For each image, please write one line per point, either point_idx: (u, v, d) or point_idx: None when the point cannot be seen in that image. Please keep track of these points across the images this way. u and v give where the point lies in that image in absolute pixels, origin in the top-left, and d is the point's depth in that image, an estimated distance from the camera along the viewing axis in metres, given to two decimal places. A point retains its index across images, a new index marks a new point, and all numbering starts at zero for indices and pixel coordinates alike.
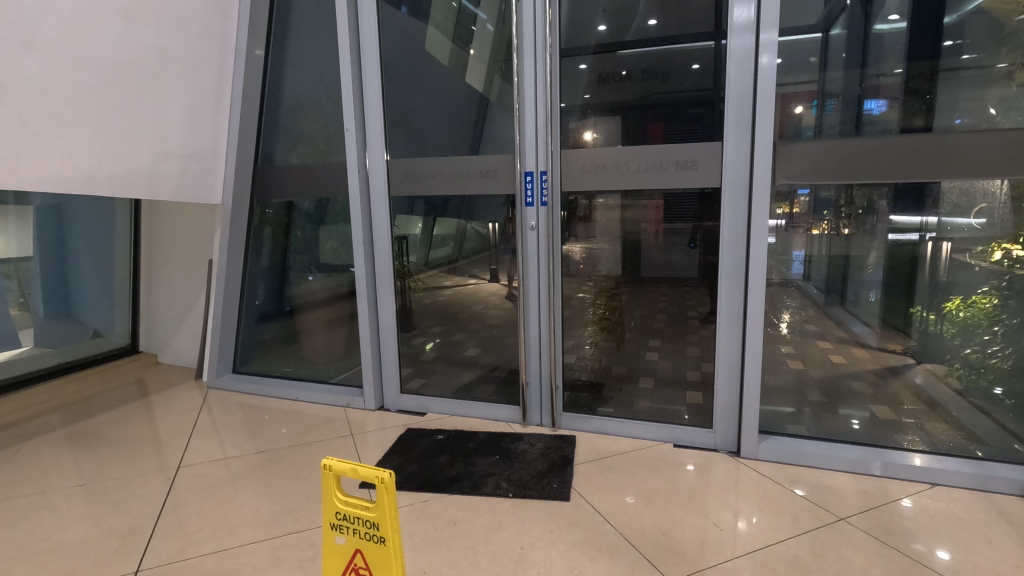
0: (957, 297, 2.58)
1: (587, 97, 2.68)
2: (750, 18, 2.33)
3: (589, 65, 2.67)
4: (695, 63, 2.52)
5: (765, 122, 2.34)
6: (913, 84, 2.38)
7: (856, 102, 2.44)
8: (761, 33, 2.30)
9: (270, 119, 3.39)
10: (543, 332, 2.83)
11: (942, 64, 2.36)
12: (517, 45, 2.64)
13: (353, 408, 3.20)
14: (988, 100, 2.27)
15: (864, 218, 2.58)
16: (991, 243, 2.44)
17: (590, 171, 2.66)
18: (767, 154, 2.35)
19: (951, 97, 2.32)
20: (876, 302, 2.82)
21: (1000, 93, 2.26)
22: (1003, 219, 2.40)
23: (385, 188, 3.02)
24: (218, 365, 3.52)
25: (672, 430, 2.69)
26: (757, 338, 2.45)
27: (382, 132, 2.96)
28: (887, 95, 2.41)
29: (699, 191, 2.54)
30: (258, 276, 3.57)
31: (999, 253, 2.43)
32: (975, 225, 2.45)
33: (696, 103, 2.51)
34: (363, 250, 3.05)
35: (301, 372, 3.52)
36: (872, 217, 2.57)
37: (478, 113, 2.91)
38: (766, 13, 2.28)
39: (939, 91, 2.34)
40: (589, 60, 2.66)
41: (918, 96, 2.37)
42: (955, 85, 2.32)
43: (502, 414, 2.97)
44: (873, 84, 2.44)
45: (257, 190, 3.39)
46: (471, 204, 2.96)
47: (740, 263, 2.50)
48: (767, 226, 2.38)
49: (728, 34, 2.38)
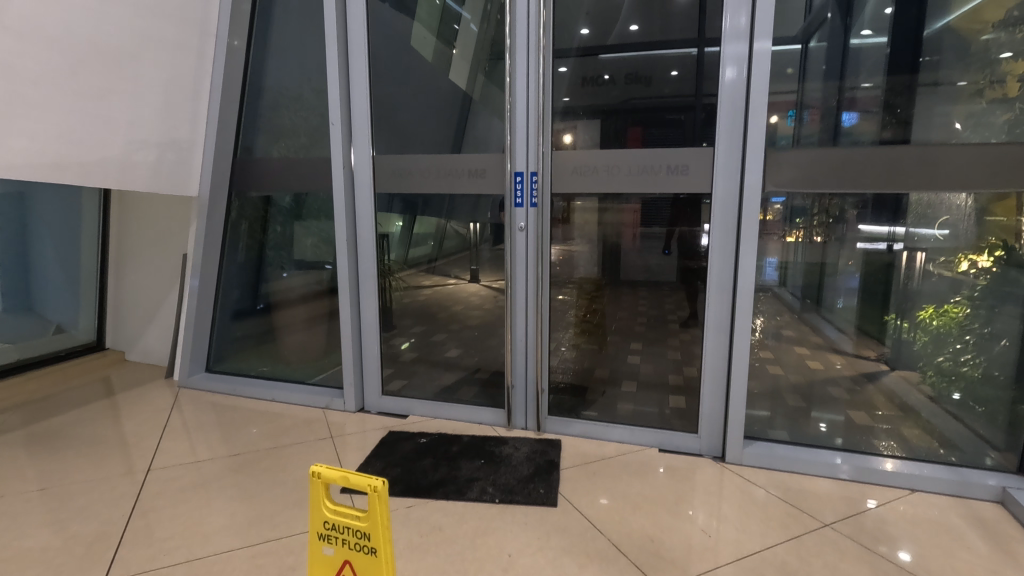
0: (928, 306, 2.64)
1: (568, 100, 2.68)
2: (746, 26, 2.34)
3: (570, 68, 2.67)
4: (674, 70, 2.58)
5: (757, 128, 2.35)
6: (890, 98, 2.43)
7: (835, 112, 2.47)
8: (755, 41, 2.31)
9: (250, 111, 3.25)
10: (530, 333, 2.80)
11: (921, 78, 2.40)
12: (510, 45, 2.60)
13: (332, 409, 3.08)
14: (956, 116, 2.32)
15: (835, 227, 2.70)
16: (957, 254, 2.49)
17: (580, 173, 2.63)
18: (757, 161, 2.37)
19: (924, 111, 2.37)
20: (850, 309, 2.90)
21: (968, 109, 2.31)
22: (967, 232, 2.45)
23: (370, 184, 2.92)
24: (190, 364, 3.35)
25: (659, 435, 2.66)
26: (745, 344, 2.46)
27: (368, 126, 2.87)
28: (867, 108, 2.45)
29: (671, 199, 2.66)
30: (234, 272, 3.41)
31: (966, 264, 2.48)
32: (939, 236, 2.52)
33: (675, 110, 2.54)
34: (346, 248, 2.94)
35: (278, 372, 3.39)
36: (842, 226, 2.70)
37: (462, 114, 3.02)
38: (761, 22, 2.29)
39: (916, 105, 2.38)
40: (570, 63, 2.67)
41: (894, 109, 2.41)
42: (932, 98, 2.36)
43: (484, 417, 2.90)
44: (851, 96, 2.48)
45: (235, 185, 3.22)
46: (451, 203, 2.94)
47: (728, 268, 2.50)
48: (756, 233, 2.40)
49: (722, 41, 2.38)
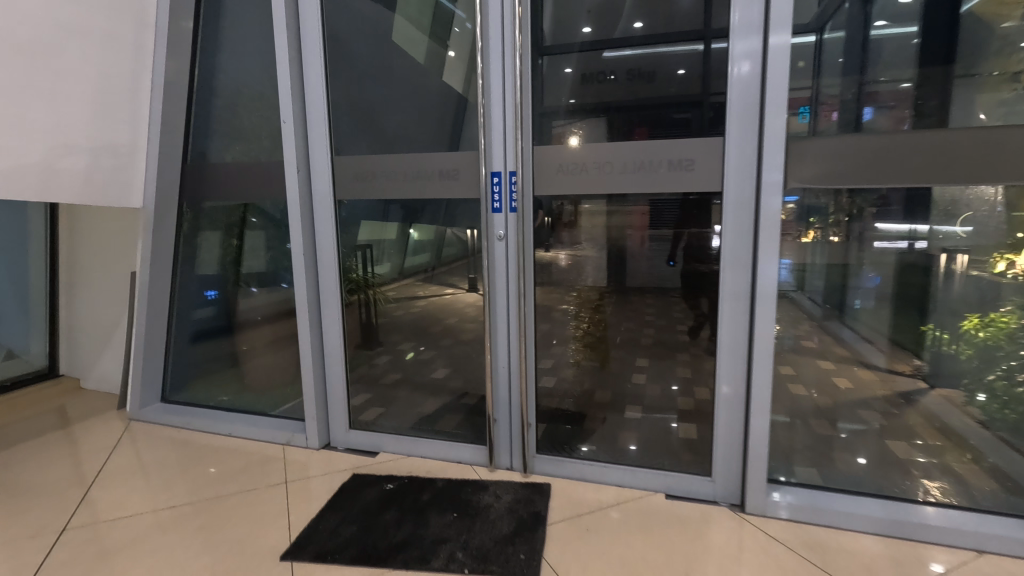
0: (973, 316, 2.37)
1: (572, 101, 2.34)
2: (759, 15, 1.97)
3: (574, 68, 2.36)
4: (681, 68, 2.18)
5: (775, 115, 1.97)
6: (915, 90, 2.10)
7: (854, 106, 2.08)
8: (770, 34, 1.94)
9: (203, 111, 2.92)
10: (514, 358, 2.42)
11: (959, 69, 2.06)
12: (481, 47, 2.26)
13: (293, 446, 2.69)
14: (980, 106, 1.98)
15: (851, 225, 2.30)
16: (993, 253, 2.25)
17: (567, 172, 2.24)
18: (776, 151, 1.98)
19: (954, 105, 2.04)
20: (872, 309, 2.60)
21: (995, 98, 1.97)
22: (996, 226, 2.20)
23: (330, 188, 2.57)
24: (143, 394, 2.99)
25: (665, 478, 2.27)
26: (767, 369, 2.07)
27: (325, 126, 2.53)
28: (886, 103, 2.08)
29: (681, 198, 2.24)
30: (192, 290, 3.08)
31: (1002, 264, 2.24)
32: (961, 234, 2.28)
33: (681, 107, 2.15)
34: (304, 262, 2.58)
35: (240, 401, 3.04)
36: (859, 224, 2.30)
37: (458, 112, 2.55)
38: (777, 11, 1.92)
39: (951, 96, 2.05)
40: (574, 62, 2.35)
41: (920, 102, 2.09)
42: (973, 89, 2.01)
43: (464, 456, 2.52)
44: (872, 90, 2.11)
45: (187, 193, 2.88)
46: (452, 209, 2.54)
47: (744, 279, 2.10)
48: (778, 238, 2.01)
49: (730, 36, 2.01)
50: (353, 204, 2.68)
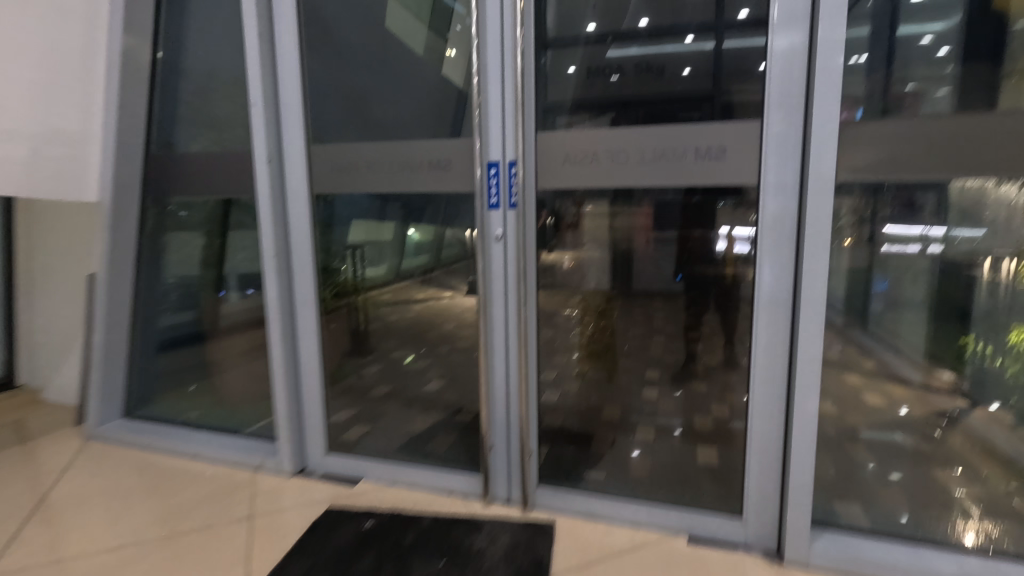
0: (1020, 326, 1.99)
1: (575, 99, 2.03)
2: (804, 5, 1.65)
3: (578, 66, 2.06)
4: (687, 68, 1.93)
5: (825, 93, 1.61)
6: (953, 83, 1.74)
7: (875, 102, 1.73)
8: (819, 29, 1.61)
9: (168, 97, 2.63)
10: (513, 376, 2.12)
11: None
12: (477, 46, 1.97)
13: (265, 471, 2.40)
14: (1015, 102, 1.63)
15: (862, 227, 1.98)
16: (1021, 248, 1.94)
17: (574, 162, 1.93)
18: (826, 137, 1.63)
19: None
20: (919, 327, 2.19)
21: None
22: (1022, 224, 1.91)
23: (305, 181, 2.27)
24: (102, 410, 2.70)
25: (686, 518, 1.97)
26: (814, 397, 1.75)
27: (300, 112, 2.24)
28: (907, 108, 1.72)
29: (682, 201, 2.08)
30: (157, 295, 2.79)
31: None
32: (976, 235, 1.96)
33: (687, 104, 1.85)
34: (275, 265, 2.28)
35: (211, 418, 2.75)
36: (869, 224, 1.97)
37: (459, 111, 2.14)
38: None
39: None
40: (578, 60, 2.05)
41: None
42: None
43: (457, 486, 2.23)
44: (899, 92, 1.74)
45: (151, 186, 2.60)
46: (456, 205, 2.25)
47: (785, 287, 1.77)
48: (828, 241, 1.66)
49: (769, 32, 1.69)
50: (339, 200, 2.41)
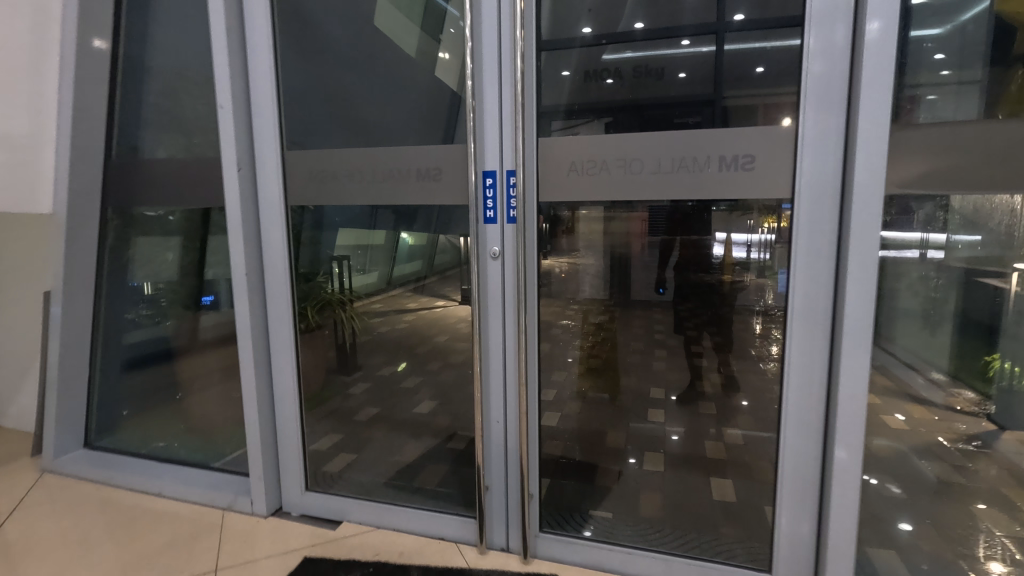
0: None
1: (570, 105, 1.79)
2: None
3: (573, 71, 1.82)
4: (682, 72, 1.70)
5: (871, 96, 1.42)
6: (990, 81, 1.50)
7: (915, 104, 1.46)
8: (863, 23, 1.41)
9: (132, 99, 2.41)
10: (512, 409, 1.90)
11: None
12: (471, 43, 1.74)
13: (236, 512, 2.16)
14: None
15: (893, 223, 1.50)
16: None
17: (581, 172, 1.72)
18: (872, 145, 1.43)
19: None
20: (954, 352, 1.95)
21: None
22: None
23: (280, 191, 2.04)
24: (59, 440, 2.45)
25: (706, 570, 1.76)
26: (856, 439, 1.54)
27: (274, 115, 2.00)
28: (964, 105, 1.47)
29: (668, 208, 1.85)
30: (120, 314, 2.56)
31: None
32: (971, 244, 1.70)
33: (686, 110, 1.63)
34: (244, 284, 2.03)
35: (179, 449, 2.51)
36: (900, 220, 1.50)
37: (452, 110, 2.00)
38: None
39: None
40: (573, 63, 1.81)
41: None
42: None
43: (449, 530, 2.01)
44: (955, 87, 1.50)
45: (112, 195, 2.37)
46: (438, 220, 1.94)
47: (822, 315, 1.56)
48: (872, 263, 1.46)
49: (805, 27, 1.48)
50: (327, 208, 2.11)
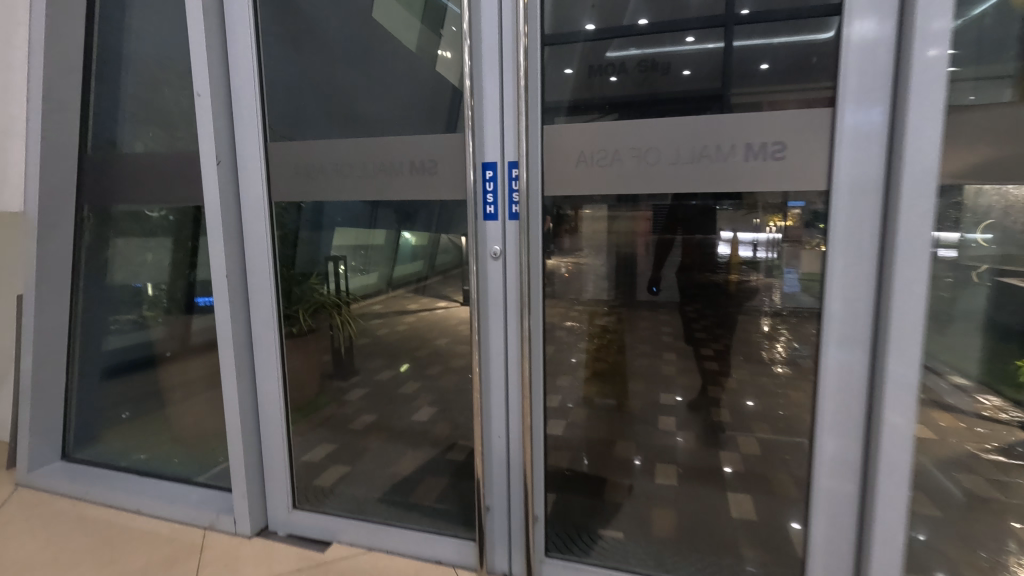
0: None
1: (575, 103, 1.62)
2: None
3: (575, 69, 1.65)
4: (687, 69, 1.57)
5: (922, 75, 1.25)
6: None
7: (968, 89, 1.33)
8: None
9: (110, 89, 2.27)
10: (514, 422, 1.75)
11: None
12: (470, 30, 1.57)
13: (219, 531, 2.02)
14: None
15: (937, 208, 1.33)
16: None
17: (589, 163, 1.56)
18: (923, 131, 1.26)
19: None
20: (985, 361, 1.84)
21: None
22: None
23: (263, 187, 1.89)
24: (33, 452, 2.31)
25: None
26: (898, 460, 1.38)
27: (257, 105, 1.85)
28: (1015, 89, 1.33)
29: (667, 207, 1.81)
30: (99, 318, 2.41)
31: None
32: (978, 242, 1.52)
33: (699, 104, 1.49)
34: (226, 288, 1.88)
35: (161, 461, 2.37)
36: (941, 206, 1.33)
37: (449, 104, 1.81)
38: None
39: None
40: (575, 60, 1.65)
41: None
42: None
43: (446, 553, 1.86)
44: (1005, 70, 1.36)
45: (88, 192, 2.23)
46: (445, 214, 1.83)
47: (860, 321, 1.40)
48: (921, 264, 1.29)
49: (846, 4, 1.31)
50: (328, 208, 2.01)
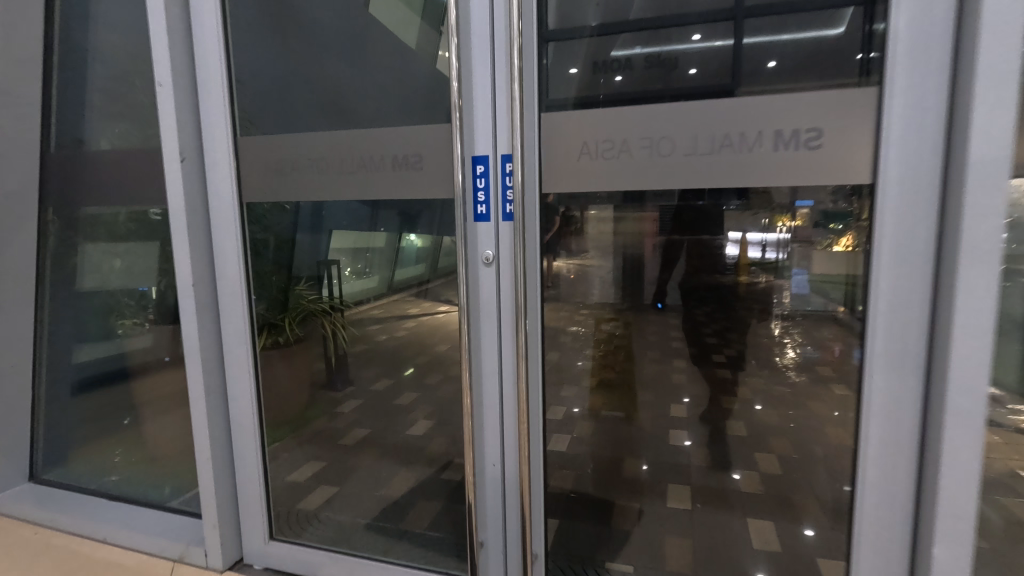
0: None
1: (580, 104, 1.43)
2: None
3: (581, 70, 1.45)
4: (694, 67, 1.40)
5: (988, 44, 1.05)
6: None
7: None
8: None
9: (77, 85, 2.12)
10: (510, 446, 1.56)
11: None
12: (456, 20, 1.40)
13: (188, 564, 1.85)
14: None
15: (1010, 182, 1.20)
16: None
17: (594, 155, 1.38)
18: (991, 110, 1.05)
19: None
20: None
21: None
22: None
23: (233, 187, 1.71)
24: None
25: None
26: (959, 501, 1.16)
27: (225, 98, 1.68)
28: None
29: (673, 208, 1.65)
30: (68, 332, 2.28)
31: None
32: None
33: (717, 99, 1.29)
34: (193, 298, 1.71)
35: (133, 484, 2.21)
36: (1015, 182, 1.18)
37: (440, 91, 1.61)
38: None
39: None
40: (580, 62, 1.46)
41: None
42: None
43: None
44: None
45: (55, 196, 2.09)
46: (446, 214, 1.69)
47: (911, 333, 1.20)
48: (990, 268, 1.08)
49: None
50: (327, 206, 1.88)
